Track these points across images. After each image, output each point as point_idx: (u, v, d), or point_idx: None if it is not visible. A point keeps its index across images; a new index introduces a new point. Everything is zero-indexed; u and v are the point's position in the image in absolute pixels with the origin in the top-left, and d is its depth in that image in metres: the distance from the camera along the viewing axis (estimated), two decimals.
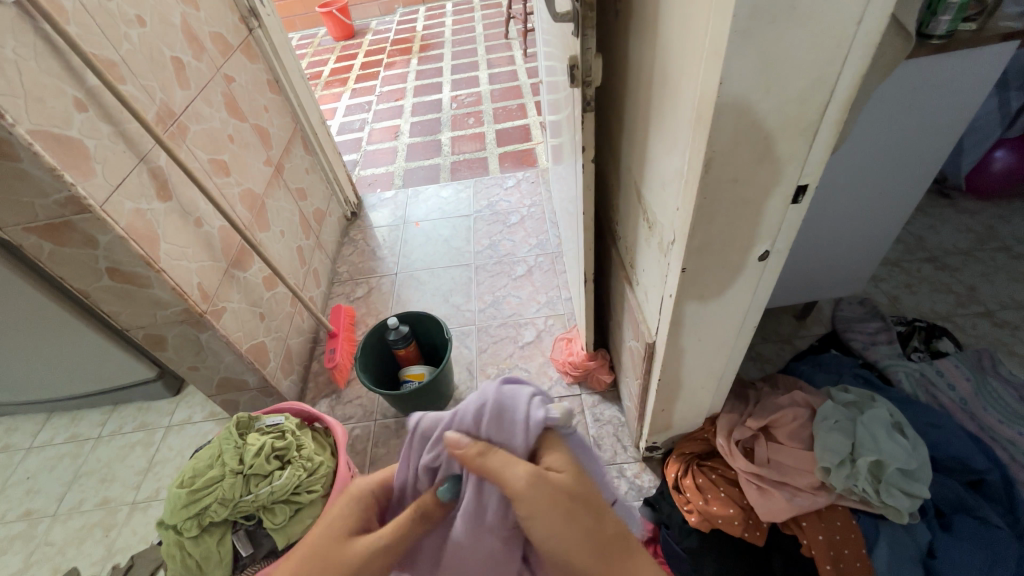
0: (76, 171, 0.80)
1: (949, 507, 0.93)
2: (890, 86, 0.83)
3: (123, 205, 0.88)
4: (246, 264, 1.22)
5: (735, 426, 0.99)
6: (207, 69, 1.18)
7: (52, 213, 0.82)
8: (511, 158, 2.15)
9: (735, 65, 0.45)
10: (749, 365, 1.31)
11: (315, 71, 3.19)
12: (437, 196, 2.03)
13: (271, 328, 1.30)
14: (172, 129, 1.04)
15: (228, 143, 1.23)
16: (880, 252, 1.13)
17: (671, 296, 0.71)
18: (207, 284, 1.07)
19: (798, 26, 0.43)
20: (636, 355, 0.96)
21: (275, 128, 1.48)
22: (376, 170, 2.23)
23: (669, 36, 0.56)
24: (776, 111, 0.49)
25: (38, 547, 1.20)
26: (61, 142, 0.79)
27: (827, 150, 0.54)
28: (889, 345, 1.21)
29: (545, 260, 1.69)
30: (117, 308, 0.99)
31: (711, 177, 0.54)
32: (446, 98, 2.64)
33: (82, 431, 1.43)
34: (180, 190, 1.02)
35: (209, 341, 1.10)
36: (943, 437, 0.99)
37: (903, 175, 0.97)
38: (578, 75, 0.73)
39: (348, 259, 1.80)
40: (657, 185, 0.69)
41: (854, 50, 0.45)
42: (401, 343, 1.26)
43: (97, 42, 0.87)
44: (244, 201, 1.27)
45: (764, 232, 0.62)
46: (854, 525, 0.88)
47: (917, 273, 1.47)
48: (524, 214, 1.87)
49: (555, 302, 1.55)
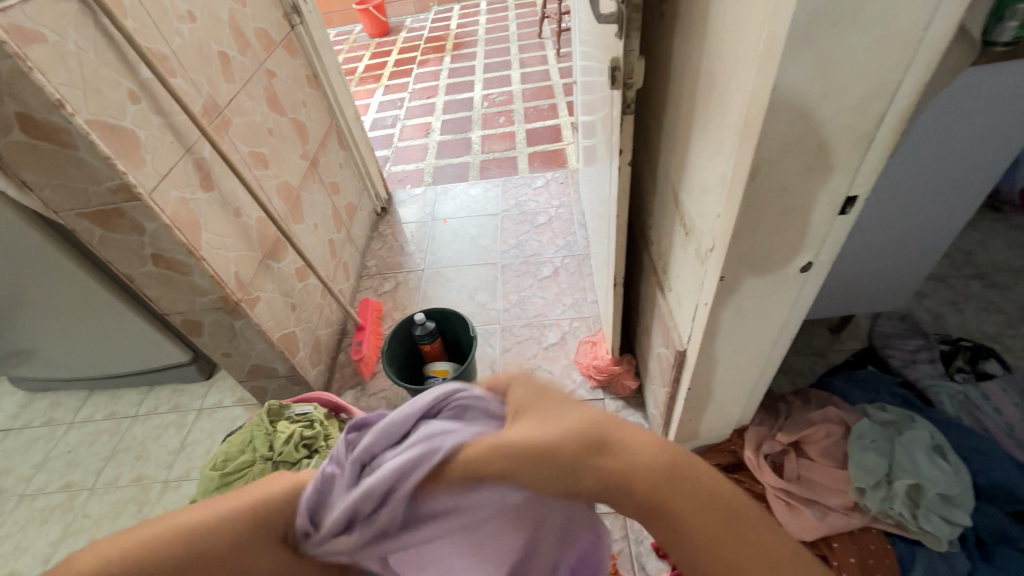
0: (128, 160, 0.83)
1: (990, 537, 0.89)
2: (951, 95, 0.79)
3: (168, 195, 0.91)
4: (280, 255, 1.25)
5: (765, 439, 0.98)
6: (251, 64, 1.21)
7: (104, 199, 0.86)
8: (540, 158, 2.15)
9: (791, 71, 0.44)
10: (780, 378, 1.28)
11: (350, 67, 3.24)
12: (466, 193, 2.04)
13: (302, 318, 1.33)
14: (216, 121, 1.06)
15: (268, 137, 1.26)
16: (928, 266, 1.08)
17: (707, 305, 0.69)
18: (243, 273, 1.10)
19: (863, 33, 0.41)
20: (665, 362, 0.95)
21: (312, 122, 1.51)
22: (407, 166, 2.26)
23: (720, 40, 0.54)
24: (830, 119, 0.48)
25: (77, 518, 1.26)
26: (115, 132, 0.82)
27: (880, 160, 0.53)
28: (930, 364, 1.16)
29: (571, 261, 1.68)
30: (159, 293, 1.02)
31: (757, 185, 0.53)
32: (478, 96, 2.65)
33: (121, 409, 1.49)
34: (222, 181, 1.06)
35: (243, 328, 1.12)
36: (987, 463, 0.95)
37: (957, 187, 0.93)
38: (620, 77, 0.72)
39: (377, 254, 1.83)
40: (697, 191, 0.68)
41: (918, 59, 0.44)
42: (426, 339, 1.26)
43: (150, 35, 0.90)
44: (281, 193, 1.30)
45: (810, 242, 0.61)
46: (888, 550, 0.85)
47: (963, 291, 1.41)
48: (552, 214, 1.86)
49: (580, 305, 1.54)
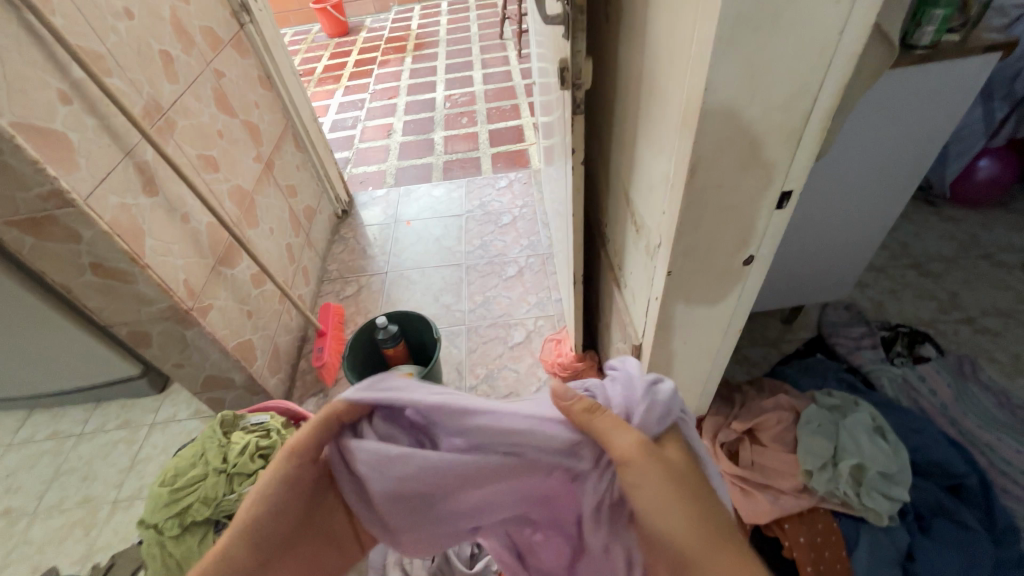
0: (59, 165, 0.79)
1: (928, 510, 0.95)
2: (878, 96, 0.84)
3: (107, 200, 0.87)
4: (233, 261, 1.21)
5: (721, 428, 1.03)
6: (197, 64, 1.17)
7: (34, 207, 0.81)
8: (503, 159, 2.15)
9: (720, 71, 0.45)
10: (736, 368, 1.33)
11: (308, 68, 3.16)
12: (429, 195, 2.02)
13: (259, 325, 1.29)
14: (159, 123, 1.02)
15: (217, 139, 1.22)
16: (866, 257, 1.14)
17: (657, 299, 0.71)
18: (193, 280, 1.06)
19: (784, 36, 0.43)
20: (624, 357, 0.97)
21: (266, 124, 1.47)
22: (369, 168, 2.22)
23: (657, 43, 0.56)
24: (761, 117, 0.50)
25: (17, 546, 1.18)
26: (43, 135, 0.77)
27: (810, 155, 0.55)
28: (873, 350, 1.23)
29: (536, 261, 1.69)
30: (100, 304, 0.97)
31: (696, 183, 0.55)
32: (440, 97, 2.64)
33: (64, 428, 1.41)
34: (167, 185, 1.02)
35: (195, 338, 1.08)
36: (923, 440, 1.01)
37: (889, 181, 0.98)
38: (568, 78, 0.73)
39: (338, 258, 1.79)
40: (644, 188, 0.70)
41: (836, 61, 0.46)
42: (390, 343, 1.25)
43: (81, 33, 0.85)
44: (233, 197, 1.26)
45: (750, 237, 0.63)
46: (835, 528, 0.89)
47: (902, 280, 1.49)
48: (516, 214, 1.87)
49: (545, 303, 1.55)
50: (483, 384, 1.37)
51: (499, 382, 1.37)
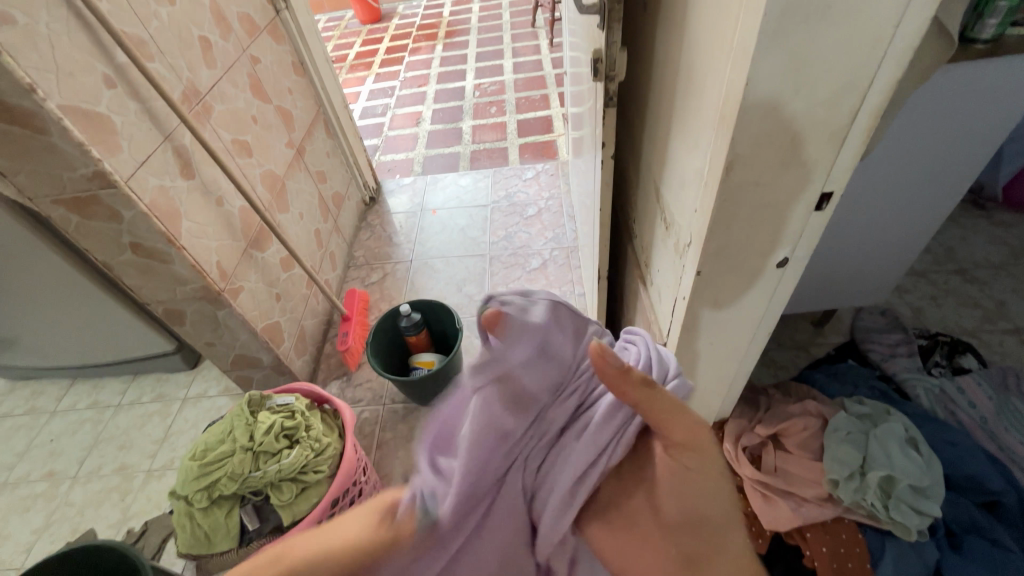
0: (104, 147, 0.82)
1: (960, 527, 0.91)
2: (931, 92, 0.80)
3: (147, 182, 0.90)
4: (264, 245, 1.24)
5: (744, 432, 1.00)
6: (234, 49, 1.19)
7: (79, 186, 0.84)
8: (531, 150, 2.14)
9: (765, 62, 0.43)
10: (762, 371, 1.30)
11: (341, 54, 3.19)
12: (455, 184, 2.02)
13: (287, 308, 1.32)
14: (197, 108, 1.05)
15: (252, 124, 1.24)
16: (907, 261, 1.09)
17: (684, 299, 0.70)
18: (226, 262, 1.09)
19: (835, 28, 0.41)
20: None
21: (298, 110, 1.49)
22: (397, 156, 2.24)
23: (698, 33, 0.54)
24: (804, 114, 0.48)
25: (59, 508, 1.25)
26: (89, 118, 0.80)
27: (855, 155, 0.53)
28: (909, 358, 1.18)
29: (560, 253, 1.68)
30: (138, 282, 1.01)
31: (732, 180, 0.53)
32: (470, 86, 2.63)
33: (104, 398, 1.48)
34: (203, 169, 1.04)
35: (226, 318, 1.12)
36: (959, 455, 0.97)
37: (937, 183, 0.94)
38: (601, 70, 0.72)
39: (365, 244, 1.82)
40: (676, 184, 0.68)
41: (890, 55, 0.44)
42: (412, 330, 1.26)
43: (126, 18, 0.88)
44: (265, 181, 1.28)
45: (785, 238, 0.61)
46: (859, 539, 0.87)
47: (943, 286, 1.42)
48: (542, 206, 1.86)
49: (568, 297, 1.54)
50: None
51: None
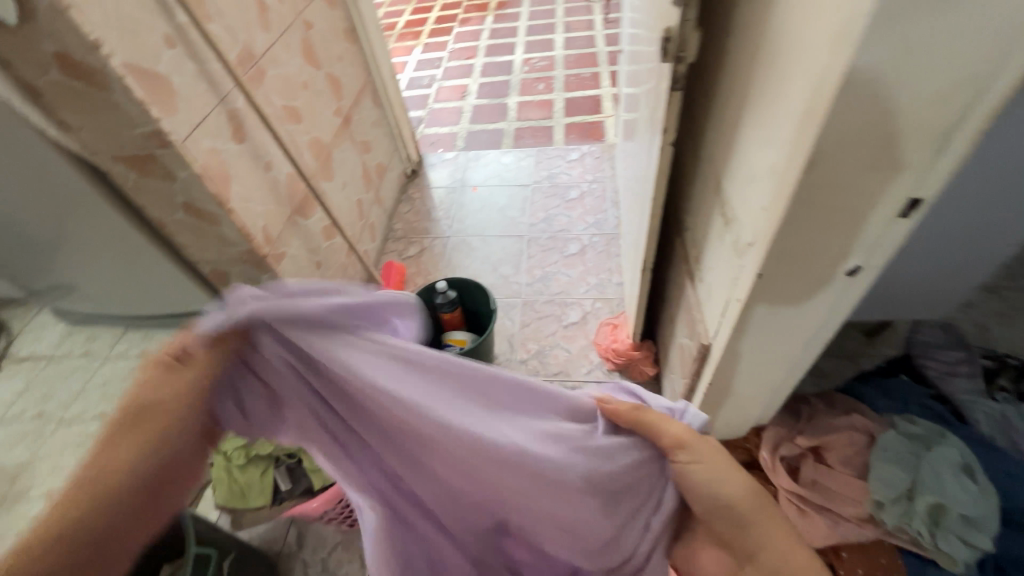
0: (162, 107, 0.83)
1: (1011, 563, 0.86)
2: None
3: (201, 144, 0.91)
4: (308, 212, 1.25)
5: (782, 442, 0.97)
6: (288, 13, 1.18)
7: (138, 144, 0.86)
8: (577, 130, 2.07)
9: (869, 53, 0.39)
10: (804, 379, 1.24)
11: (390, 22, 3.16)
12: (498, 161, 1.99)
13: (326, 276, 1.34)
14: (251, 72, 1.05)
15: (302, 90, 1.24)
16: (983, 276, 1.00)
17: (738, 301, 0.66)
18: (271, 227, 1.10)
19: (960, 12, 0.36)
20: (688, 354, 0.93)
21: (347, 78, 1.49)
22: (440, 129, 2.21)
23: (789, 15, 0.49)
24: (906, 110, 0.43)
25: None
26: (150, 77, 0.81)
27: (957, 159, 0.47)
28: (970, 378, 1.10)
29: (600, 240, 1.63)
30: (189, 241, 1.04)
31: (810, 179, 0.49)
32: (518, 60, 2.56)
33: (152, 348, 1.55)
34: (254, 133, 1.05)
35: (268, 283, 1.14)
36: (1018, 488, 0.90)
37: None
38: (671, 50, 0.67)
39: (404, 217, 1.82)
40: (742, 179, 0.64)
41: (1021, 47, 0.38)
42: (447, 307, 1.26)
43: None
44: (312, 149, 1.29)
45: (859, 246, 0.56)
46: (898, 564, 0.84)
47: (1017, 304, 1.31)
48: (585, 189, 1.81)
49: (605, 285, 1.51)
50: (533, 360, 1.37)
51: (550, 359, 1.36)
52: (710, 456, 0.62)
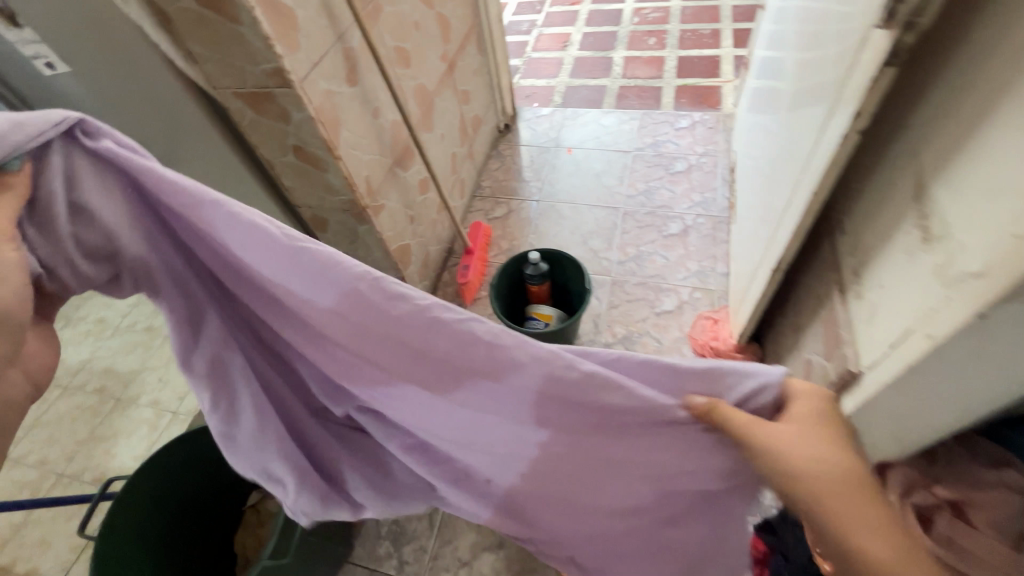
0: (285, 43, 0.78)
1: None
2: None
3: (317, 85, 0.87)
4: (407, 163, 1.20)
5: None
6: None
7: (258, 82, 0.83)
8: (689, 94, 1.86)
9: None
10: None
11: None
12: (597, 122, 1.84)
13: (417, 232, 1.31)
14: (369, 8, 0.98)
15: (413, 31, 1.16)
16: None
17: (929, 338, 0.55)
18: (373, 178, 1.07)
19: None
20: (820, 375, 0.81)
21: (456, 19, 1.38)
22: (538, 81, 2.07)
23: None
24: None
25: None
26: (276, 9, 0.76)
27: None
28: None
29: (706, 222, 1.49)
30: (294, 185, 1.03)
31: None
32: (629, 9, 2.32)
33: None
34: (366, 76, 0.99)
35: (365, 234, 1.12)
36: None
37: None
38: (902, 12, 0.53)
39: (493, 174, 1.74)
40: (968, 189, 0.51)
41: None
42: (536, 280, 1.20)
43: None
44: (417, 96, 1.22)
45: None
46: None
47: None
48: (693, 163, 1.64)
49: (707, 274, 1.38)
50: (619, 344, 1.29)
51: (637, 347, 1.28)
52: (803, 445, 0.49)
